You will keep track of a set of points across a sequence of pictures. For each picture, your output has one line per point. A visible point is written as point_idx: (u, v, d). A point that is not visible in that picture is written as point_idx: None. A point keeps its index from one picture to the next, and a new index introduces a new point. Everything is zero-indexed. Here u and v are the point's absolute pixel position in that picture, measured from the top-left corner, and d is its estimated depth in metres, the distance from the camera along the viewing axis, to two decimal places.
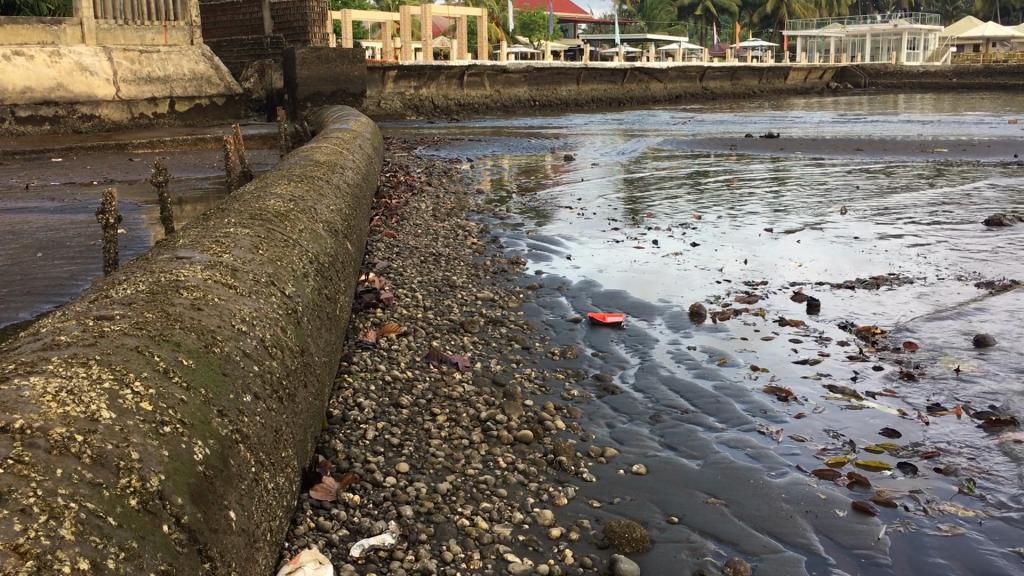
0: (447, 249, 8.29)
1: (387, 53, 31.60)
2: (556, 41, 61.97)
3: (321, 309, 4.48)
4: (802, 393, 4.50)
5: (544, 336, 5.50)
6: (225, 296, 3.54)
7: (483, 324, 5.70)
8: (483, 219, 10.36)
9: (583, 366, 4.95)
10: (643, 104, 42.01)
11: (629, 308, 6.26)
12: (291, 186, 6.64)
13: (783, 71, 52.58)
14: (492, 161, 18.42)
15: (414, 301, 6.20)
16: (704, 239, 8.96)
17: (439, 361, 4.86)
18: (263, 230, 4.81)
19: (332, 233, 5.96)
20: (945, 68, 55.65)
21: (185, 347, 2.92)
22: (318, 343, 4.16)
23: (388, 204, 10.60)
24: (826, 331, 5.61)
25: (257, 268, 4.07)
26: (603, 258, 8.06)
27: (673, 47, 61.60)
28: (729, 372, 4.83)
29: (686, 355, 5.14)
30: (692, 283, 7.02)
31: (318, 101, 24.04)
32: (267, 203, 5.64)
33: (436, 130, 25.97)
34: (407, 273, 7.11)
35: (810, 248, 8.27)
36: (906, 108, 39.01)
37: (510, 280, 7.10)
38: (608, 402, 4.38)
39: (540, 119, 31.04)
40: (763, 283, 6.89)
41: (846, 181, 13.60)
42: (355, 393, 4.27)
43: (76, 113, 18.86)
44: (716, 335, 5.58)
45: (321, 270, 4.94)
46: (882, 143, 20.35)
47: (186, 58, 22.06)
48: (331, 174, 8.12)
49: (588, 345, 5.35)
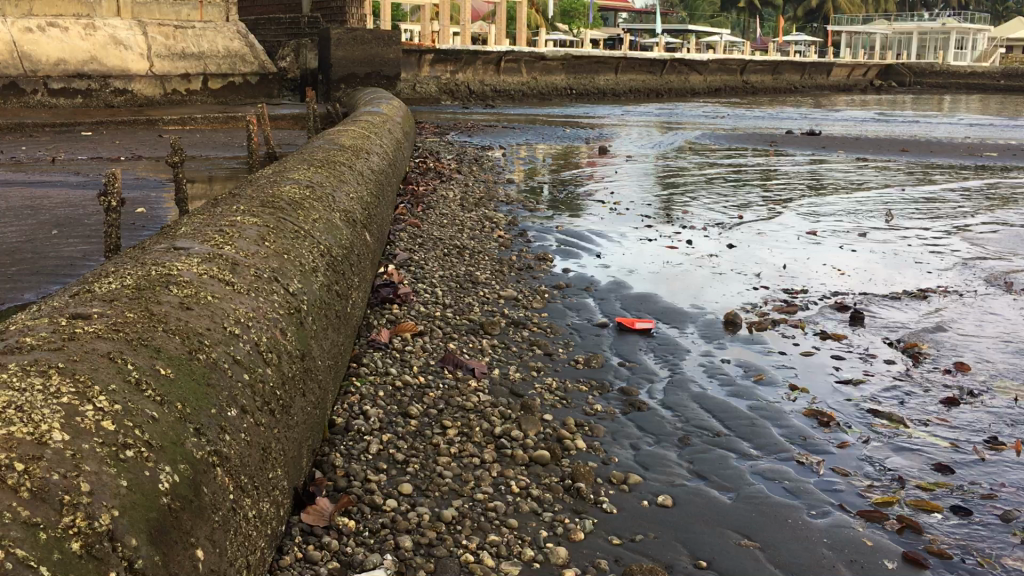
0: (473, 241, 7.99)
1: (424, 37, 31.25)
2: (595, 30, 61.40)
3: (329, 307, 4.19)
4: (845, 418, 4.13)
5: (568, 342, 5.18)
6: (221, 294, 3.25)
7: (505, 326, 5.39)
8: (512, 211, 10.04)
9: (608, 377, 4.62)
10: (681, 95, 41.36)
11: (659, 313, 5.92)
12: (311, 172, 6.35)
13: (826, 66, 51.68)
14: (526, 149, 18.06)
15: (433, 298, 5.90)
16: (742, 241, 8.58)
17: (454, 367, 4.55)
18: (273, 220, 4.52)
19: (349, 223, 5.67)
20: (992, 69, 54.39)
21: (165, 354, 2.63)
22: (324, 347, 3.87)
23: (415, 192, 10.33)
24: (869, 348, 5.23)
25: (261, 263, 3.78)
26: (634, 257, 7.72)
27: (714, 39, 60.76)
28: (765, 391, 4.49)
29: (719, 370, 4.79)
30: (727, 288, 6.66)
31: (352, 83, 23.61)
32: (282, 189, 5.36)
33: (470, 116, 25.66)
34: (428, 266, 6.81)
35: (854, 255, 7.86)
36: (951, 109, 38.07)
37: (535, 277, 6.78)
38: (633, 420, 4.05)
39: (575, 108, 30.63)
40: (803, 292, 6.52)
41: (890, 184, 13.11)
42: (361, 400, 3.98)
43: (109, 87, 18.71)
44: (751, 347, 5.22)
45: (333, 264, 4.64)
46: (928, 144, 19.76)
47: (221, 35, 21.91)
48: (356, 160, 7.84)
49: (614, 353, 5.03)
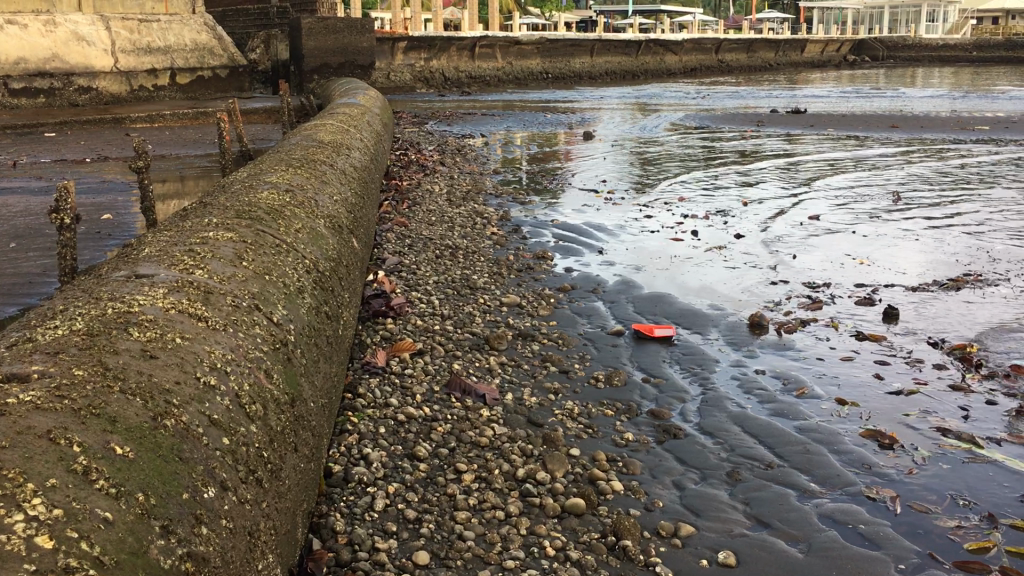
0: (465, 240, 7.46)
1: (396, 23, 30.48)
2: (568, 13, 60.73)
3: (320, 333, 3.67)
4: (908, 439, 3.66)
5: (584, 355, 4.67)
6: (191, 334, 2.73)
7: (512, 339, 4.88)
8: (502, 204, 9.51)
9: (634, 398, 4.12)
10: (658, 76, 40.81)
11: (677, 316, 5.42)
12: (289, 173, 5.80)
13: (800, 42, 51.27)
14: (508, 136, 17.52)
15: (429, 309, 5.37)
16: (750, 229, 8.12)
17: (462, 393, 4.03)
18: (250, 233, 3.98)
19: (334, 229, 5.14)
20: (965, 40, 54.18)
21: (122, 425, 2.09)
22: (317, 383, 3.35)
23: (399, 187, 9.78)
24: (913, 350, 4.75)
25: (238, 289, 3.26)
26: (638, 252, 7.23)
27: (686, 18, 60.21)
28: (812, 408, 4.00)
29: (755, 383, 4.30)
30: (745, 284, 6.20)
31: (325, 73, 22.88)
32: (260, 195, 4.82)
33: (447, 103, 25.05)
34: (421, 271, 6.28)
35: (871, 242, 7.44)
36: (927, 82, 37.80)
37: (537, 280, 6.26)
38: (672, 451, 3.55)
39: (554, 93, 30.07)
40: (826, 286, 6.06)
41: (889, 162, 12.69)
42: (360, 441, 3.46)
43: (72, 85, 17.96)
44: (785, 353, 4.74)
45: (320, 280, 4.12)
46: (917, 118, 19.39)
47: (187, 28, 21.19)
48: (337, 156, 7.29)
49: (636, 367, 4.53)
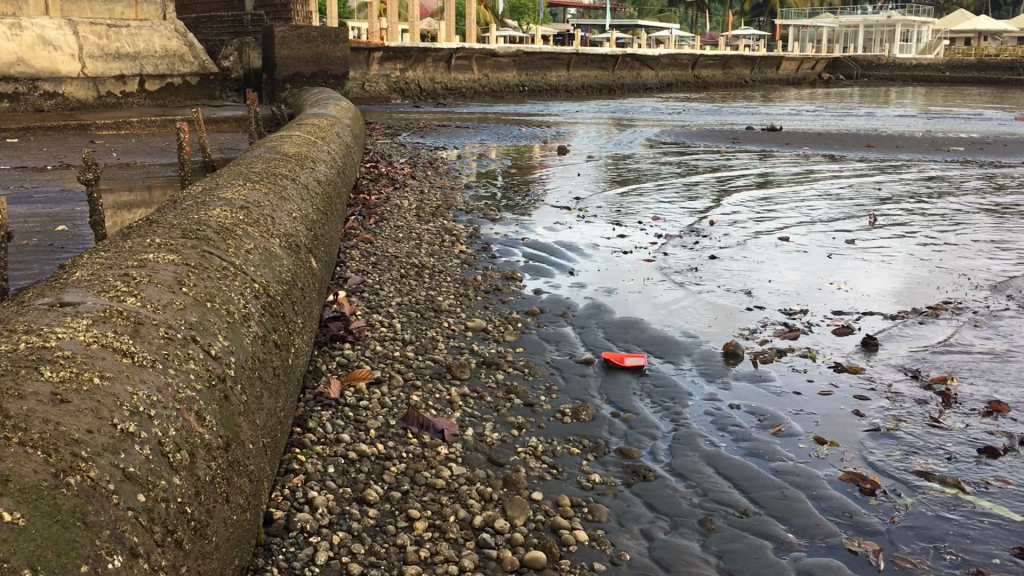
0: (433, 259, 7.23)
1: (372, 33, 30.22)
2: (546, 27, 60.74)
3: (266, 364, 3.42)
4: (890, 484, 3.46)
5: (551, 386, 4.45)
6: (113, 372, 2.47)
7: (476, 368, 4.65)
8: (473, 220, 9.29)
9: (602, 435, 3.90)
10: (634, 91, 40.77)
11: (649, 344, 5.21)
12: (247, 188, 5.53)
13: (775, 60, 51.58)
14: (482, 150, 17.30)
15: (390, 333, 5.13)
16: (724, 251, 7.96)
17: (419, 428, 3.79)
18: (194, 255, 3.73)
19: (291, 248, 4.88)
20: (937, 61, 54.72)
21: (16, 485, 1.84)
22: (259, 422, 3.10)
23: (366, 201, 9.53)
24: (892, 382, 4.57)
25: (174, 319, 3.00)
26: (610, 273, 7.04)
27: (663, 33, 60.42)
28: (789, 447, 3.80)
29: (729, 418, 4.10)
30: (720, 309, 6.01)
31: (298, 82, 22.57)
32: (211, 212, 4.56)
33: (422, 115, 24.82)
34: (384, 292, 6.04)
35: (847, 266, 7.31)
36: (900, 101, 38.10)
37: (504, 302, 6.04)
38: (642, 496, 3.33)
39: (529, 106, 29.93)
40: (803, 313, 5.89)
41: (863, 183, 12.61)
42: (306, 483, 3.21)
43: (37, 90, 17.54)
44: (760, 386, 4.55)
45: (270, 306, 3.87)
46: (893, 138, 19.38)
47: (157, 34, 20.83)
48: (300, 170, 7.04)
49: (605, 399, 4.31)
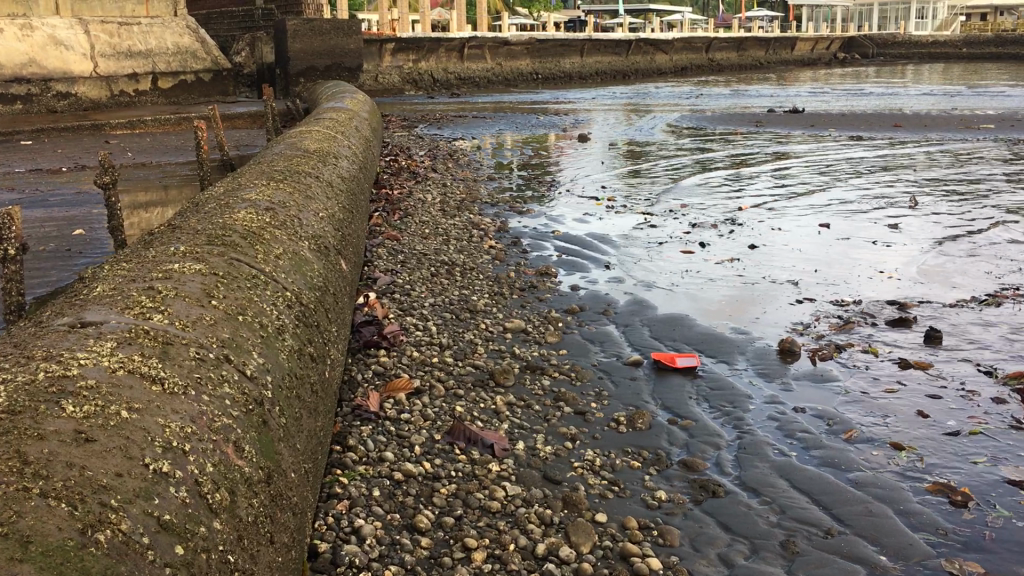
0: (462, 255, 6.97)
1: (384, 25, 29.93)
2: (556, 14, 60.24)
3: (304, 380, 3.18)
4: (982, 495, 3.19)
5: (600, 392, 4.19)
6: (142, 403, 2.22)
7: (520, 373, 4.39)
8: (499, 213, 9.04)
9: (661, 445, 3.63)
10: (648, 76, 40.35)
11: (698, 342, 4.93)
12: (270, 187, 5.29)
13: (790, 41, 50.95)
14: (500, 140, 17.03)
15: (425, 337, 4.88)
16: (763, 239, 7.66)
17: (467, 443, 3.54)
18: (221, 264, 3.48)
19: (320, 251, 4.63)
20: (955, 37, 53.90)
21: (37, 548, 1.61)
22: (301, 446, 2.86)
23: (389, 196, 9.29)
24: (964, 379, 4.28)
25: (204, 336, 2.76)
26: (648, 266, 6.76)
27: (675, 18, 59.89)
28: (865, 455, 3.52)
29: (795, 423, 3.82)
30: (767, 302, 5.74)
31: (312, 76, 22.32)
32: (237, 216, 4.33)
33: (437, 106, 24.56)
34: (416, 292, 5.80)
35: (894, 252, 7.03)
36: (920, 79, 37.53)
37: (542, 300, 5.78)
38: (714, 515, 3.08)
39: (544, 94, 29.60)
40: (855, 303, 5.61)
41: (896, 163, 12.28)
42: (352, 509, 2.96)
43: (50, 91, 17.36)
44: (823, 385, 4.27)
45: (303, 315, 3.62)
46: (919, 117, 18.97)
47: (169, 31, 20.64)
48: (323, 167, 6.80)
49: (660, 405, 4.05)
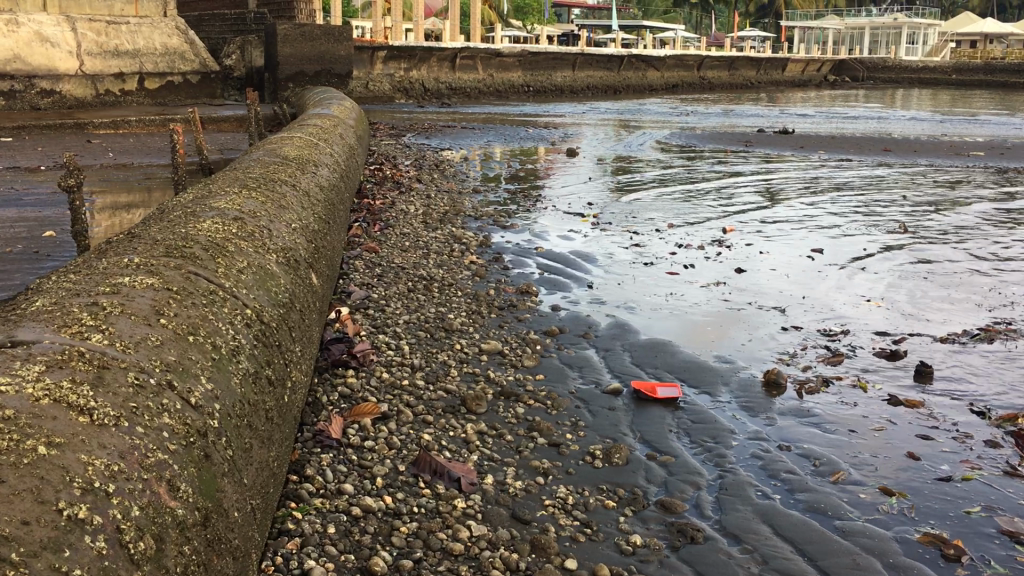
0: (442, 270, 6.77)
1: (376, 32, 29.71)
2: (550, 27, 60.24)
3: (259, 406, 2.98)
4: (975, 548, 3.01)
5: (577, 423, 3.99)
6: (65, 437, 2.01)
7: (494, 400, 4.19)
8: (482, 227, 8.85)
9: (638, 483, 3.44)
10: (639, 92, 40.30)
11: (680, 370, 4.75)
12: (242, 195, 5.08)
13: (781, 62, 51.10)
14: (488, 151, 16.85)
15: (397, 357, 4.67)
16: (751, 263, 7.49)
17: (433, 475, 3.34)
18: (177, 277, 3.27)
19: (289, 264, 4.42)
20: (944, 64, 54.17)
21: None
22: (248, 480, 2.67)
23: (371, 206, 9.09)
24: (955, 420, 4.10)
25: (146, 358, 2.55)
26: (633, 287, 6.58)
27: (668, 35, 59.98)
28: (852, 499, 3.34)
29: (779, 462, 3.64)
30: (753, 329, 5.57)
31: (301, 81, 22.10)
32: (201, 225, 4.12)
33: (427, 115, 24.38)
34: (391, 308, 5.60)
35: (884, 280, 6.87)
36: (908, 104, 37.64)
37: (521, 321, 5.59)
38: (691, 563, 2.89)
39: (534, 106, 29.48)
40: (844, 333, 5.44)
41: (884, 189, 12.18)
42: (303, 548, 2.76)
43: (34, 88, 17.07)
44: (809, 421, 4.09)
45: (263, 334, 3.41)
46: (910, 143, 18.91)
47: (157, 32, 20.41)
48: (301, 175, 6.59)
49: (638, 438, 3.85)
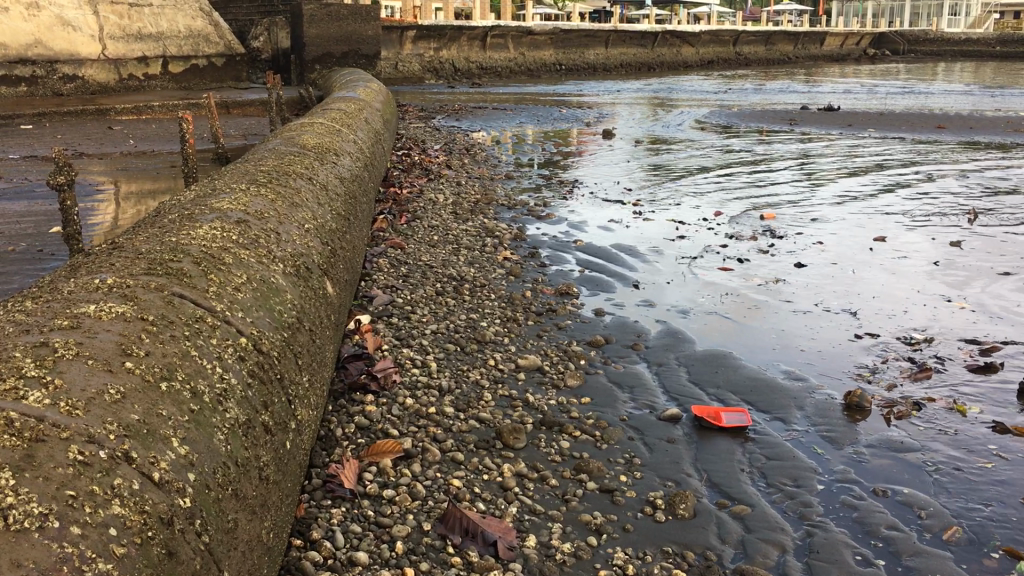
0: (473, 269, 6.21)
1: (406, 12, 29.12)
2: (582, 4, 59.31)
3: (250, 465, 2.45)
4: None
5: (631, 461, 3.42)
6: None
7: (534, 431, 3.63)
8: (516, 217, 8.27)
9: (709, 543, 2.87)
10: (674, 69, 39.27)
11: (748, 391, 4.15)
12: (249, 193, 4.53)
13: (819, 36, 49.70)
14: (520, 133, 16.23)
15: (424, 377, 4.10)
16: (810, 256, 6.85)
17: (462, 537, 2.78)
18: (156, 303, 2.72)
19: (299, 274, 3.86)
20: (988, 36, 52.41)
21: None
22: (227, 570, 2.18)
23: (397, 196, 8.54)
24: None
25: (98, 420, 2.01)
26: (683, 287, 5.98)
27: (702, 10, 58.66)
28: (971, 566, 2.75)
29: (876, 514, 3.05)
30: (822, 337, 4.95)
31: (328, 63, 21.55)
32: (195, 232, 3.56)
33: (456, 96, 23.79)
34: (418, 315, 5.05)
35: (960, 275, 6.22)
36: (954, 77, 36.30)
37: (562, 329, 5.02)
38: None
39: (566, 86, 28.77)
40: (928, 340, 4.81)
41: (944, 170, 11.42)
42: None
43: (56, 74, 16.66)
44: (905, 456, 3.49)
45: (260, 368, 2.86)
46: (964, 119, 17.99)
47: (181, 13, 19.84)
48: (320, 167, 6.04)
49: (705, 482, 3.28)
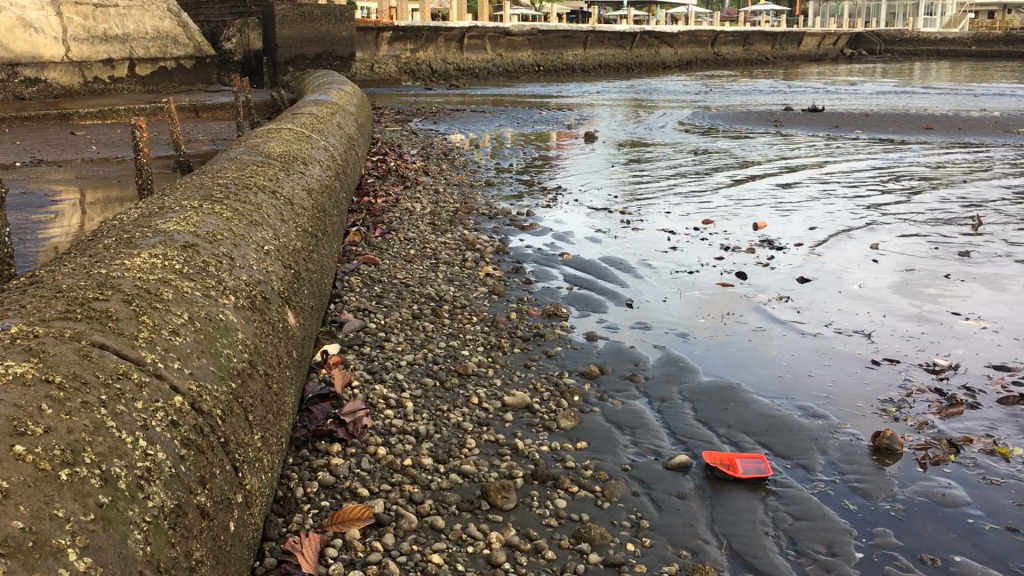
0: (453, 287, 5.72)
1: (382, 12, 28.50)
2: (559, 4, 58.78)
3: (177, 568, 2.00)
4: None
5: (638, 524, 2.96)
6: None
7: (525, 488, 3.16)
8: (499, 228, 7.80)
9: None
10: (653, 70, 38.86)
11: (763, 432, 3.69)
12: (201, 211, 4.01)
13: (796, 36, 49.48)
14: (500, 136, 15.75)
15: (398, 420, 3.62)
16: (812, 270, 6.43)
17: None
18: (68, 356, 2.20)
19: (255, 306, 3.37)
20: (964, 34, 52.35)
21: None
22: None
23: (371, 205, 8.04)
24: None
25: None
26: (680, 305, 5.54)
27: (680, 10, 58.29)
28: None
29: None
30: (834, 364, 4.52)
31: (301, 65, 20.94)
32: (131, 261, 3.04)
33: (434, 98, 23.28)
34: (393, 342, 4.57)
35: (974, 290, 5.81)
36: (933, 77, 36.08)
37: (551, 357, 4.55)
38: None
39: (545, 87, 28.32)
40: (953, 368, 4.39)
41: (938, 175, 11.06)
42: None
43: (17, 77, 15.94)
44: (950, 512, 3.05)
45: (200, 432, 2.38)
46: (952, 120, 17.68)
47: (148, 14, 19.32)
48: (286, 177, 5.53)
49: (725, 550, 2.82)
